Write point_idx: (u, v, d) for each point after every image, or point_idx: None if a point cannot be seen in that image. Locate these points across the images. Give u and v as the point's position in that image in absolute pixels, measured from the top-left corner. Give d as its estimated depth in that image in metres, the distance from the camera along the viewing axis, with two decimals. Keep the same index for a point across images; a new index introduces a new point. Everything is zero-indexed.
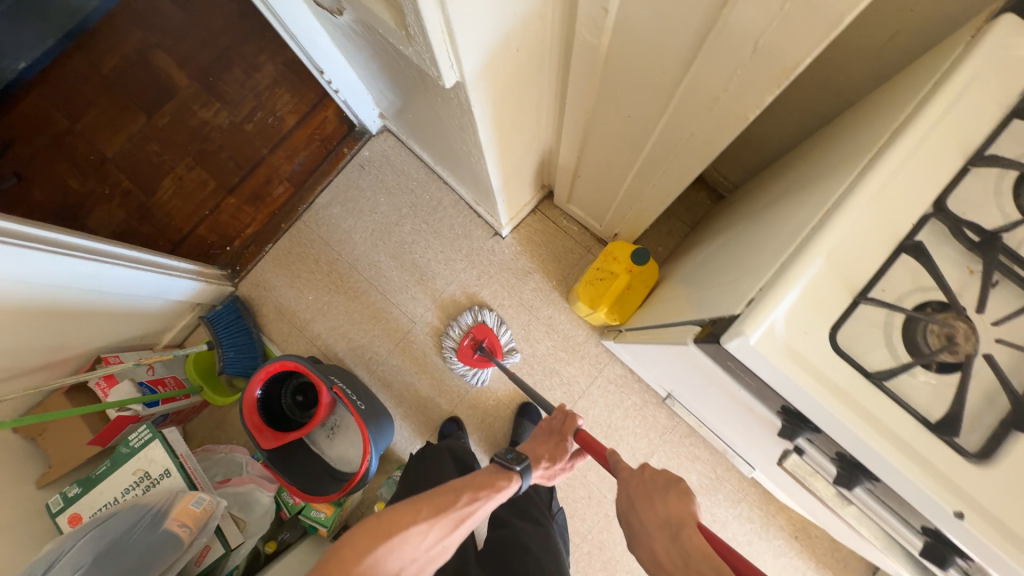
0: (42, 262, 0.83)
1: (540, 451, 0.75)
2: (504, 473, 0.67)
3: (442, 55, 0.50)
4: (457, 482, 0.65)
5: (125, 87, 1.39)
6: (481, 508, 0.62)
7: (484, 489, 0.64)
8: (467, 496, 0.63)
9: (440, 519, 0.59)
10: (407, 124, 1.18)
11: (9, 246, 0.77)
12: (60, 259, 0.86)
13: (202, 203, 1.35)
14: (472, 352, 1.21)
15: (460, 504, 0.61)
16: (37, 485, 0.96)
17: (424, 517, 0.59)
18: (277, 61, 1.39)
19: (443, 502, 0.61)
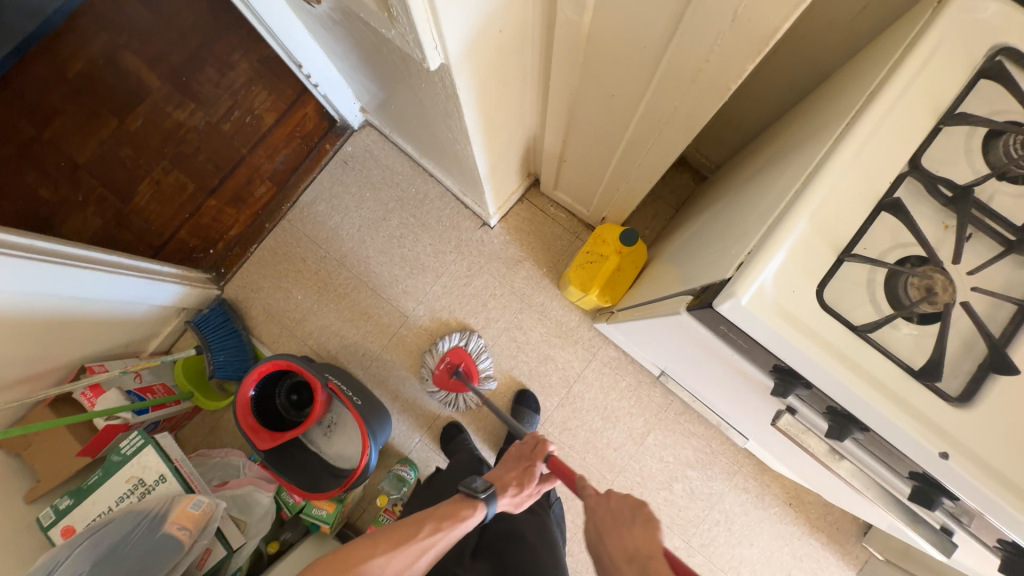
0: (18, 269, 0.81)
1: (508, 476, 0.79)
2: (466, 503, 0.74)
3: (426, 37, 0.50)
4: (418, 517, 0.73)
5: (93, 90, 1.34)
6: (441, 541, 0.71)
7: (445, 522, 0.72)
8: (428, 527, 0.71)
9: (400, 556, 0.68)
10: (390, 116, 1.17)
11: None
12: (37, 265, 0.84)
13: (182, 206, 1.32)
14: (448, 376, 1.21)
15: (421, 539, 0.69)
16: (26, 501, 0.93)
17: (387, 555, 0.67)
18: (252, 58, 1.36)
19: (403, 535, 0.69)
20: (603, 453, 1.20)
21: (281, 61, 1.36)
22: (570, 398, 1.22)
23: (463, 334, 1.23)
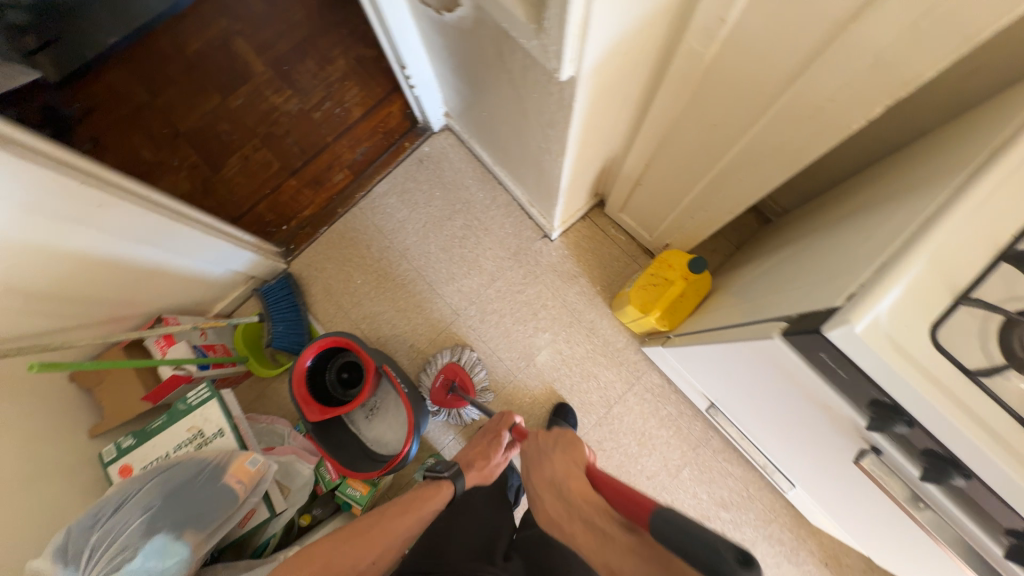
0: (136, 216, 0.89)
1: (474, 453, 0.87)
2: (432, 494, 0.79)
3: (568, 49, 0.54)
4: (382, 509, 0.77)
5: (204, 68, 1.46)
6: (413, 526, 0.76)
7: (408, 510, 0.76)
8: (388, 514, 0.76)
9: (378, 547, 0.73)
10: (473, 123, 1.23)
11: (116, 196, 0.83)
12: (152, 216, 0.91)
13: (264, 182, 1.41)
14: (445, 393, 1.22)
15: (394, 530, 0.74)
16: (90, 435, 0.98)
17: (363, 551, 0.71)
18: (349, 56, 1.46)
19: (364, 526, 0.74)
20: (634, 479, 1.19)
21: (375, 62, 1.46)
22: (609, 418, 1.22)
23: (455, 351, 1.24)
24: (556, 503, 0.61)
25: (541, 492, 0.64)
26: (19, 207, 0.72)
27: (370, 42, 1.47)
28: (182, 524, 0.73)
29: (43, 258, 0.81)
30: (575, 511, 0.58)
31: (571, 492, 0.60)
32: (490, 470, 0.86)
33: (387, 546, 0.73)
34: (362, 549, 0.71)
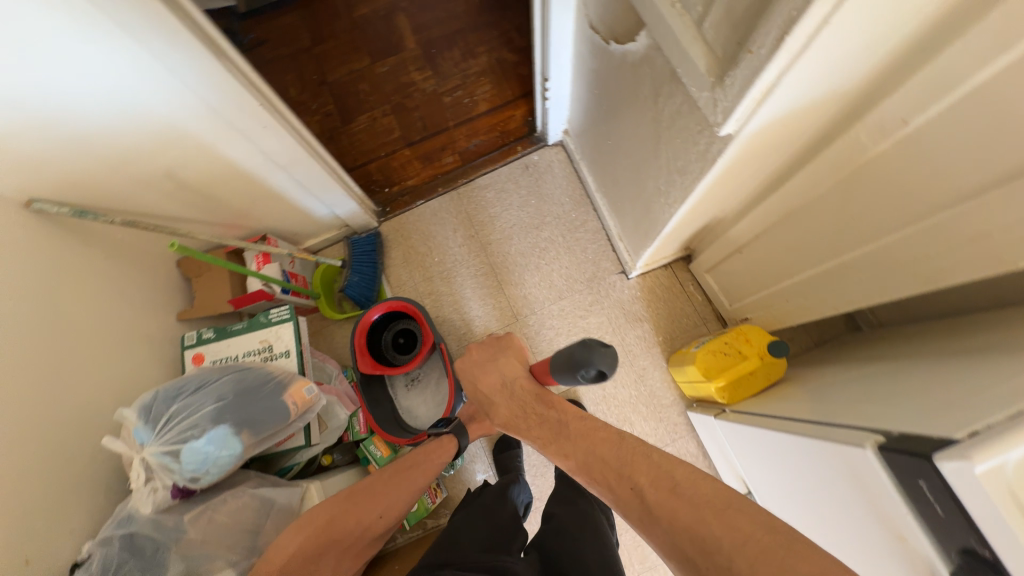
0: (288, 149, 0.99)
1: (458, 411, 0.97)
2: (438, 446, 0.91)
3: (742, 108, 0.55)
4: (384, 472, 0.82)
5: (364, 32, 1.61)
6: (417, 483, 0.83)
7: (406, 472, 0.83)
8: (397, 474, 0.82)
9: (383, 504, 0.78)
10: (590, 147, 1.27)
11: (280, 127, 0.93)
12: (299, 152, 1.02)
13: (382, 145, 1.51)
14: None
15: (397, 490, 0.80)
16: (177, 317, 1.09)
17: (370, 510, 0.76)
18: (492, 55, 1.56)
19: (372, 485, 0.79)
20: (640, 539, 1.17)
21: (513, 67, 1.55)
22: None
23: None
24: (504, 406, 0.84)
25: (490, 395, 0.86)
26: (206, 108, 0.83)
27: (514, 47, 1.56)
28: (244, 424, 0.79)
29: (202, 155, 0.92)
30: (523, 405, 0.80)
31: (520, 388, 0.82)
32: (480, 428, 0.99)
33: (390, 504, 0.79)
34: (369, 507, 0.76)
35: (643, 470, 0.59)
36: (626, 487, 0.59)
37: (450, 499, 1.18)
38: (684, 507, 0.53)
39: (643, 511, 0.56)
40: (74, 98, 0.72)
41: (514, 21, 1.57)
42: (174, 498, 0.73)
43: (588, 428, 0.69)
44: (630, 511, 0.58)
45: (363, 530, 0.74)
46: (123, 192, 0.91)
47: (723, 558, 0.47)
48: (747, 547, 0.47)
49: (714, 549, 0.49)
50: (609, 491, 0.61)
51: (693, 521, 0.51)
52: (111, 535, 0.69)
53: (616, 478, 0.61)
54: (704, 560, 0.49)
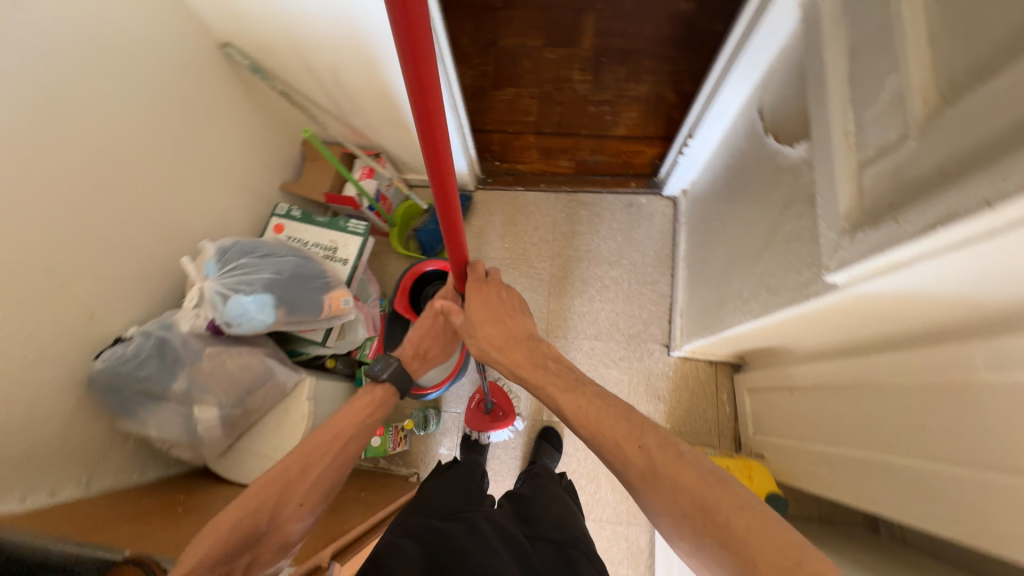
0: (434, 95, 1.05)
1: (428, 330, 0.86)
2: (370, 401, 0.74)
3: (862, 268, 0.52)
4: (298, 447, 0.65)
5: (551, 16, 1.66)
6: (347, 451, 0.68)
7: (329, 443, 0.67)
8: (315, 456, 0.65)
9: (307, 484, 0.63)
10: (699, 217, 1.23)
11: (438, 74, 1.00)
12: (441, 102, 1.07)
13: (513, 121, 1.56)
14: (479, 412, 1.17)
15: (321, 468, 0.65)
16: (280, 186, 1.22)
17: (284, 496, 0.61)
18: (653, 88, 1.56)
19: (288, 468, 0.63)
20: None
21: (667, 108, 1.54)
22: None
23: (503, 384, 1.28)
24: (516, 343, 0.73)
25: (502, 330, 0.74)
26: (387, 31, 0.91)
27: (678, 91, 1.55)
28: (285, 302, 0.88)
29: (365, 68, 1.01)
30: (537, 349, 0.73)
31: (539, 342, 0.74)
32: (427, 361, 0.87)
33: (313, 482, 0.63)
34: (283, 495, 0.61)
35: (651, 432, 0.58)
36: (633, 446, 0.57)
37: (408, 454, 1.23)
38: (688, 472, 0.53)
39: (644, 470, 0.55)
40: None
41: (690, 67, 1.57)
42: (207, 330, 0.83)
43: (599, 390, 0.65)
44: (631, 470, 0.56)
45: (280, 521, 0.60)
46: (291, 67, 1.03)
47: (723, 516, 0.49)
48: (744, 510, 0.49)
49: (714, 507, 0.50)
50: (610, 447, 0.58)
51: (696, 487, 0.52)
52: (152, 331, 0.79)
53: (624, 436, 0.58)
54: (706, 524, 0.49)
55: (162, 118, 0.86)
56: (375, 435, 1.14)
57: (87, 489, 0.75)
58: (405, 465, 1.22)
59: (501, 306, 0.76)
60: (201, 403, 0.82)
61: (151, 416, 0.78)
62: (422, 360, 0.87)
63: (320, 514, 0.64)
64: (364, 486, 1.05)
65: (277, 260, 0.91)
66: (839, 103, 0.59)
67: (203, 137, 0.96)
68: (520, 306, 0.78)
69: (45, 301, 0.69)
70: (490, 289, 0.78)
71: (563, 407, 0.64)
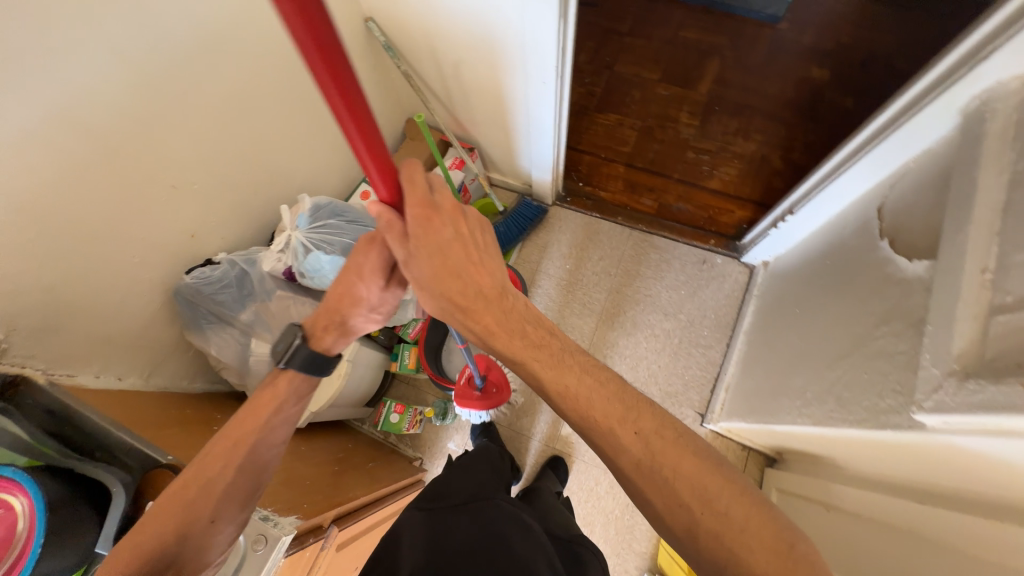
0: (543, 110, 1.08)
1: (343, 294, 0.64)
2: (269, 397, 0.63)
3: (964, 420, 0.47)
4: (193, 466, 0.56)
5: (674, 54, 1.64)
6: (257, 456, 0.60)
7: (227, 451, 0.58)
8: (214, 469, 0.57)
9: (217, 496, 0.55)
10: (776, 296, 1.16)
11: (553, 92, 1.02)
12: (548, 117, 1.09)
13: (608, 147, 1.55)
14: (470, 388, 1.12)
15: (227, 477, 0.57)
16: None
17: (190, 516, 0.53)
18: (760, 150, 1.50)
19: (184, 487, 0.55)
20: None
21: (770, 173, 1.47)
22: None
23: (524, 403, 1.28)
24: (485, 302, 0.61)
25: (466, 284, 0.60)
26: (519, 41, 0.94)
27: (787, 158, 1.48)
28: None
29: (488, 69, 1.04)
30: (513, 311, 0.62)
31: (514, 302, 0.63)
32: (344, 331, 0.66)
33: (220, 494, 0.55)
34: (191, 516, 0.53)
35: (647, 416, 0.54)
36: (630, 431, 0.53)
37: (419, 438, 1.26)
38: (688, 458, 0.51)
39: (642, 457, 0.51)
40: None
41: (806, 137, 1.50)
42: (282, 275, 0.90)
43: (588, 360, 0.59)
44: (625, 457, 0.53)
45: (196, 541, 0.53)
46: (420, 52, 1.08)
47: (722, 505, 0.48)
48: (745, 498, 0.48)
49: (713, 496, 0.48)
50: (601, 432, 0.54)
51: (696, 473, 0.50)
52: (237, 262, 0.87)
53: (617, 420, 0.54)
54: (704, 511, 0.48)
55: (297, 74, 0.94)
56: (394, 412, 1.20)
57: (147, 381, 0.83)
58: (413, 448, 1.26)
59: (461, 251, 0.59)
60: (259, 336, 0.88)
61: (215, 336, 0.85)
62: (335, 328, 0.66)
63: (245, 517, 0.57)
64: (372, 456, 1.09)
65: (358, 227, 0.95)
66: (983, 233, 0.54)
67: None
68: (483, 243, 0.62)
69: (164, 213, 0.77)
70: (439, 216, 0.58)
71: (547, 384, 0.58)
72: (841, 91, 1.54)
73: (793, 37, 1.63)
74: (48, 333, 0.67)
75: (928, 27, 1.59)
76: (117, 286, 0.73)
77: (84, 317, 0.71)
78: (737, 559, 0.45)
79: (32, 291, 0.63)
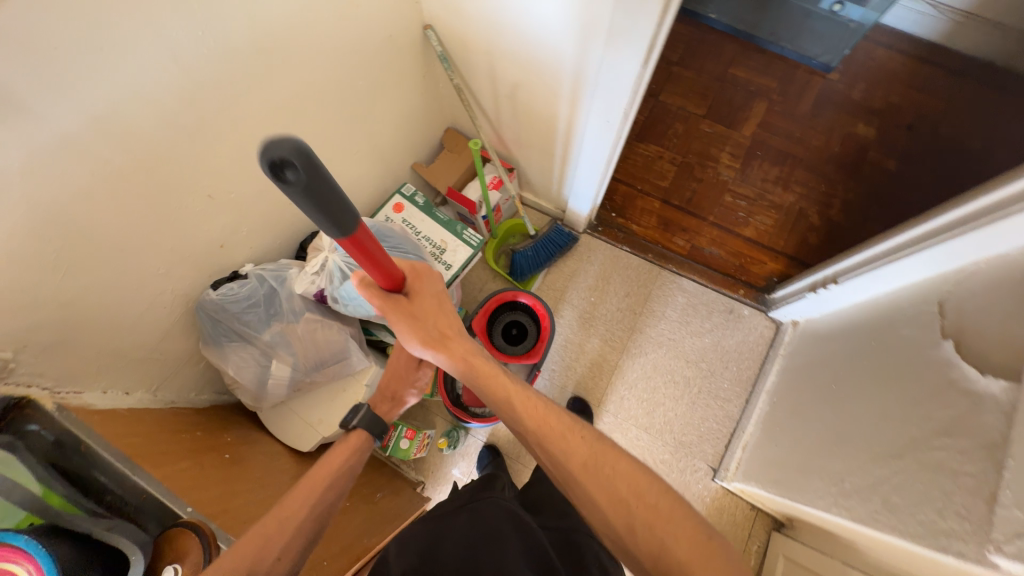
0: (598, 146, 1.02)
1: (390, 375, 0.73)
2: (343, 448, 0.62)
3: None
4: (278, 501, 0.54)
5: (721, 90, 1.59)
6: (329, 500, 0.57)
7: (311, 486, 0.56)
8: (298, 497, 0.55)
9: (288, 534, 0.52)
10: (805, 362, 1.15)
11: (613, 131, 0.97)
12: (601, 154, 1.05)
13: (644, 180, 1.51)
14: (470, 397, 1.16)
15: (302, 516, 0.54)
16: (411, 164, 1.22)
17: (258, 550, 0.50)
18: (799, 202, 1.47)
19: (272, 519, 0.52)
20: None
21: (807, 227, 1.45)
22: None
23: None
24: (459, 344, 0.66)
25: (442, 329, 0.65)
26: (588, 76, 0.88)
27: (824, 215, 1.46)
28: None
29: (545, 94, 0.99)
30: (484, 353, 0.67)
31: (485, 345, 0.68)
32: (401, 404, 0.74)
33: (294, 533, 0.52)
34: (265, 553, 0.50)
35: (590, 427, 0.60)
36: (576, 436, 0.58)
37: (423, 462, 1.22)
38: (624, 460, 0.56)
39: (587, 459, 0.56)
40: (525, 7, 0.82)
41: (846, 195, 1.48)
42: (313, 297, 0.85)
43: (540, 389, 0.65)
44: (572, 460, 0.56)
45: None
46: (476, 67, 1.02)
47: (652, 500, 0.53)
48: (670, 494, 0.54)
49: (645, 491, 0.54)
50: (555, 439, 0.58)
51: (631, 472, 0.55)
52: (266, 278, 0.82)
53: (567, 428, 0.59)
54: (638, 505, 0.53)
55: (349, 79, 0.87)
56: (404, 438, 1.14)
57: (155, 396, 0.77)
58: (416, 471, 1.21)
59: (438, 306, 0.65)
60: (280, 359, 0.83)
61: (235, 354, 0.80)
62: (393, 405, 0.73)
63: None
64: (378, 484, 1.04)
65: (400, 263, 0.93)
66: None
67: (372, 106, 0.97)
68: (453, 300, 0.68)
69: (197, 222, 0.70)
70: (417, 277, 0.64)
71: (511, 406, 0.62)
72: (884, 151, 1.52)
73: (843, 89, 1.60)
74: (58, 349, 0.60)
75: (978, 96, 1.58)
76: (138, 299, 0.67)
77: (100, 330, 0.64)
78: (664, 547, 0.50)
79: (46, 305, 0.56)
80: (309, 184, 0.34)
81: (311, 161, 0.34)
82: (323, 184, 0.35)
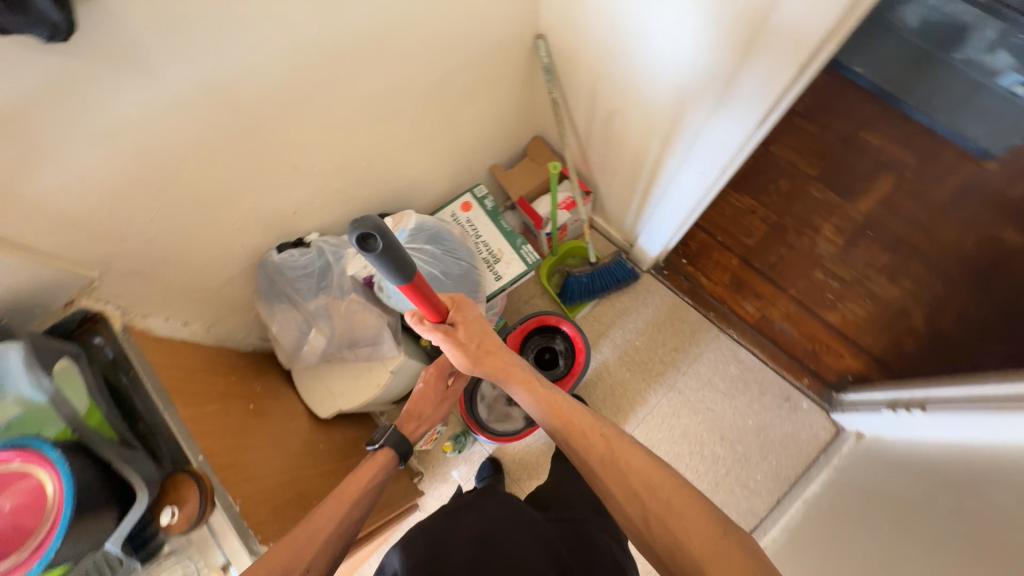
0: (687, 193, 0.95)
1: (418, 396, 0.77)
2: (369, 466, 0.66)
3: None
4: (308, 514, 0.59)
5: (845, 154, 1.42)
6: (357, 516, 0.61)
7: (338, 503, 0.61)
8: (325, 513, 0.59)
9: (317, 545, 0.56)
10: (861, 484, 1.01)
11: (707, 181, 0.89)
12: (689, 201, 0.97)
13: (727, 232, 1.39)
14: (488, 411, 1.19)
15: (329, 529, 0.58)
16: (489, 165, 1.22)
17: (289, 553, 0.54)
18: (904, 299, 1.28)
19: (301, 531, 0.57)
20: None
21: (907, 330, 1.26)
22: None
23: (541, 467, 1.21)
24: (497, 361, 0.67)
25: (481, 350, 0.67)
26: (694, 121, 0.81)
27: (933, 320, 1.26)
28: None
29: (642, 128, 0.92)
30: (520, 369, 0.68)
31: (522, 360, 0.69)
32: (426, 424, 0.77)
33: (323, 542, 0.57)
34: (295, 560, 0.54)
35: (610, 425, 0.62)
36: (597, 433, 0.60)
37: (427, 454, 1.23)
38: (638, 457, 0.57)
39: (604, 454, 0.58)
40: (643, 38, 0.77)
41: (968, 304, 1.26)
42: (362, 280, 0.88)
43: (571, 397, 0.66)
44: (592, 456, 0.59)
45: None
46: (579, 85, 0.98)
47: (664, 495, 0.53)
48: (681, 489, 0.53)
49: (658, 488, 0.54)
50: (576, 436, 0.61)
51: (645, 469, 0.56)
52: (325, 251, 0.85)
53: (588, 427, 0.61)
54: (651, 499, 0.53)
55: (449, 76, 0.87)
56: None
57: (207, 332, 0.84)
58: (418, 461, 1.23)
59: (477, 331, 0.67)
60: (319, 330, 0.86)
61: (282, 315, 0.85)
62: (419, 424, 0.77)
63: None
64: None
65: (450, 267, 0.93)
66: None
67: (465, 105, 0.97)
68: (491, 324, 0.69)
69: (276, 188, 0.74)
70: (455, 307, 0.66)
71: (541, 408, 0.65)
72: None
73: (998, 182, 1.36)
74: (135, 277, 0.66)
75: None
76: (212, 246, 0.72)
77: (173, 267, 0.70)
78: (679, 541, 0.50)
79: (133, 238, 0.62)
80: (385, 249, 0.43)
81: (386, 234, 0.42)
82: (394, 248, 0.44)
